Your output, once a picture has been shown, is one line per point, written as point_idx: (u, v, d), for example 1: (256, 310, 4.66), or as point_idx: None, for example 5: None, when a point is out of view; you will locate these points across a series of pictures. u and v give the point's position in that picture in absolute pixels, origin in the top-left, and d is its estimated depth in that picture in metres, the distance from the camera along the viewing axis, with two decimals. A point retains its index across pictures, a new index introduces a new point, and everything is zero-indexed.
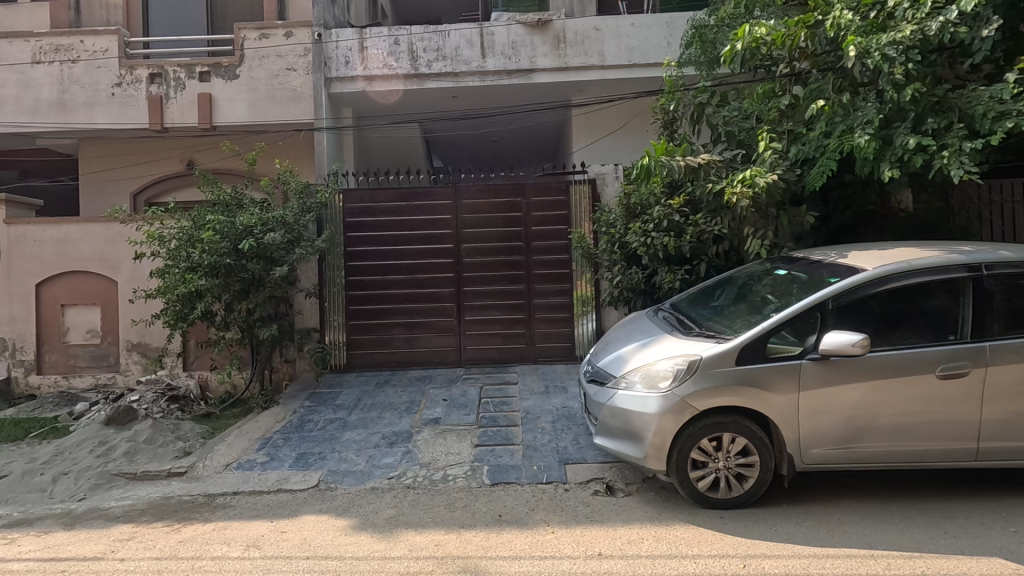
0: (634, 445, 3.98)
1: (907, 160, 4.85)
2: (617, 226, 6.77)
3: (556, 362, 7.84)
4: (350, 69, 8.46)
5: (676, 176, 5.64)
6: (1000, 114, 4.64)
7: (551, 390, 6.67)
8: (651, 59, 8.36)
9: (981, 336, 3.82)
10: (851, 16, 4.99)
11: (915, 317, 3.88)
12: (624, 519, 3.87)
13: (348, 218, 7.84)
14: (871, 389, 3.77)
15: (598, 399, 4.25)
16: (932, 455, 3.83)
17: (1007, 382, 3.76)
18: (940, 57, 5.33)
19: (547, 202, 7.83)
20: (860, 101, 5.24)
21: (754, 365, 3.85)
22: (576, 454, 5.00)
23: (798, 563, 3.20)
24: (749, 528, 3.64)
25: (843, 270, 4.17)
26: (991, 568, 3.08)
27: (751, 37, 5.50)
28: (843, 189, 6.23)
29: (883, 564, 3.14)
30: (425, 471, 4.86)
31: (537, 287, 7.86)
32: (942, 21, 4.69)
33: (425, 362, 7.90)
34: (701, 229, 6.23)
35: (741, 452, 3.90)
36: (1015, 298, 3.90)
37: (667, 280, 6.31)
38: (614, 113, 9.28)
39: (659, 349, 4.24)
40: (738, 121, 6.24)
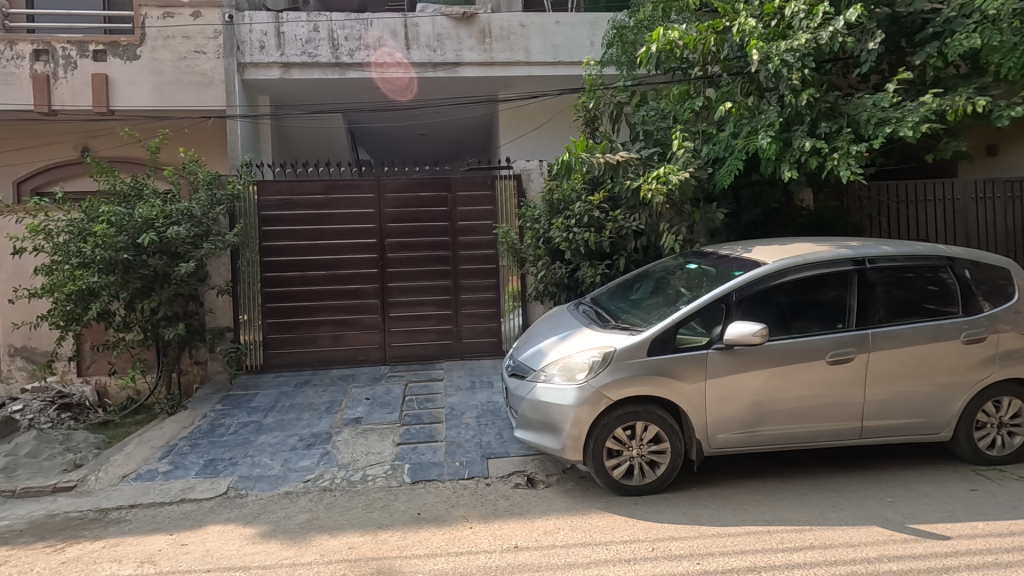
0: (553, 436, 4.05)
1: (804, 161, 5.21)
2: (541, 222, 6.88)
3: (483, 357, 7.84)
4: (266, 54, 8.06)
5: (596, 173, 5.80)
6: (881, 121, 5.05)
7: (477, 386, 6.67)
8: (575, 58, 8.50)
9: (866, 324, 4.15)
10: (754, 23, 5.30)
11: (809, 308, 4.17)
12: (543, 510, 3.92)
13: (265, 212, 7.48)
14: (771, 376, 4.01)
15: (519, 392, 4.29)
16: (824, 435, 4.12)
17: (886, 366, 4.11)
18: (834, 67, 5.75)
19: (473, 197, 7.80)
20: (764, 105, 5.56)
21: (665, 355, 4.00)
22: (499, 448, 5.02)
23: (702, 542, 3.36)
24: (660, 513, 3.78)
25: (747, 264, 4.41)
26: (870, 536, 3.35)
27: (664, 40, 5.71)
28: (750, 188, 6.60)
29: (777, 539, 3.36)
30: (344, 471, 4.72)
31: (464, 283, 7.83)
32: (832, 30, 5.02)
33: (349, 361, 7.69)
34: (620, 225, 6.43)
35: (654, 439, 4.04)
36: (895, 289, 4.26)
37: (589, 275, 6.45)
38: (539, 109, 9.37)
39: (577, 341, 4.32)
40: (655, 120, 6.50)
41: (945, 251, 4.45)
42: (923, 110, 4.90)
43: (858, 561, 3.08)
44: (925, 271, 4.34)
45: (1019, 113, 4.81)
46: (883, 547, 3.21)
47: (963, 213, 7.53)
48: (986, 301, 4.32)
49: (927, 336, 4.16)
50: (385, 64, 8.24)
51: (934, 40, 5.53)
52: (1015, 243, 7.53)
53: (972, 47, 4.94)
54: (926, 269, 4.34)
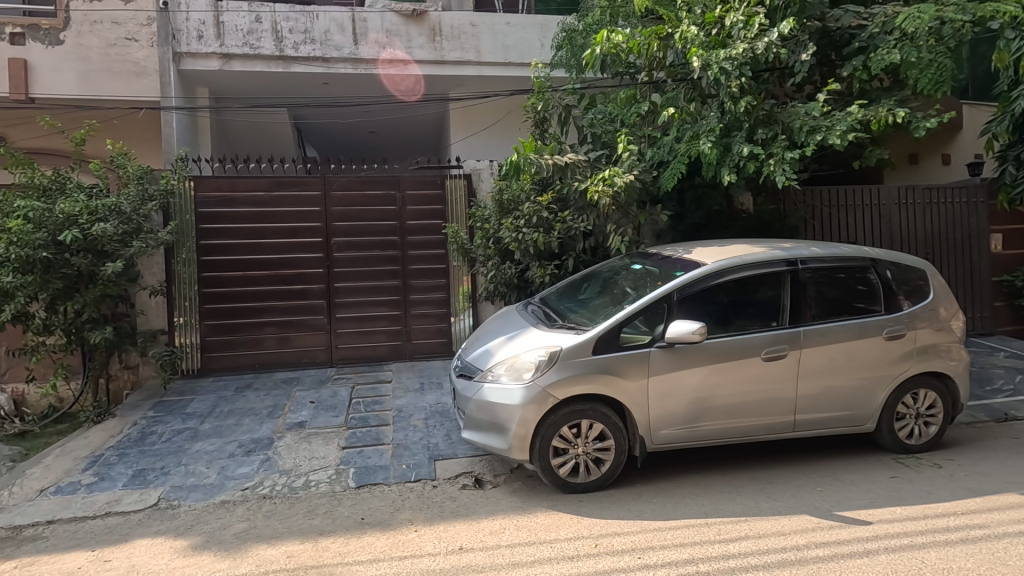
0: (499, 436, 4.05)
1: (742, 166, 5.41)
2: (491, 222, 6.88)
3: (433, 358, 7.76)
4: (204, 44, 7.73)
5: (545, 174, 5.86)
6: (813, 128, 5.30)
7: (427, 387, 6.60)
8: (525, 60, 8.55)
9: (798, 322, 4.35)
10: (695, 31, 5.47)
11: (746, 307, 4.34)
12: (489, 511, 3.91)
13: (203, 209, 7.16)
14: (710, 373, 4.14)
15: (466, 393, 4.27)
16: (760, 429, 4.29)
17: (817, 361, 4.31)
18: (771, 76, 6.01)
19: (422, 196, 7.72)
20: (705, 110, 5.76)
21: (610, 354, 4.07)
22: (447, 449, 4.98)
23: (644, 537, 3.43)
24: (605, 509, 3.84)
25: (689, 264, 4.54)
26: (800, 524, 3.51)
27: (609, 43, 5.84)
28: (694, 191, 6.83)
29: (715, 530, 3.47)
30: (286, 478, 4.56)
31: (413, 282, 7.73)
32: (767, 41, 5.23)
33: (294, 364, 7.45)
34: (569, 225, 6.49)
35: (599, 436, 4.10)
36: (825, 288, 4.49)
37: (539, 275, 6.51)
38: (490, 109, 9.37)
39: (524, 341, 4.34)
40: (603, 123, 6.62)
41: (870, 252, 4.72)
42: (850, 119, 5.16)
43: (788, 548, 3.22)
44: (852, 271, 4.59)
45: (935, 124, 5.13)
46: (811, 535, 3.37)
47: (888, 218, 8.01)
48: (906, 300, 4.60)
49: (854, 332, 4.39)
50: (391, 62, 8.21)
51: (860, 53, 5.86)
52: (934, 246, 8.04)
53: (893, 61, 5.27)
54: (853, 270, 4.59)
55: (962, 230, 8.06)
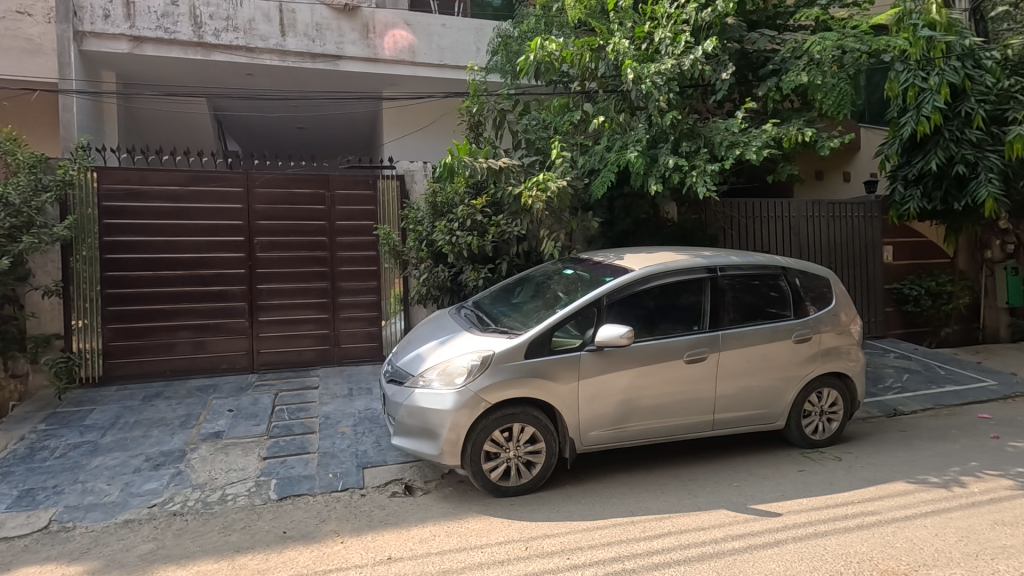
0: (430, 442, 4.00)
1: (668, 177, 5.65)
2: (424, 224, 6.80)
3: (362, 363, 7.54)
4: (112, 25, 7.12)
5: (479, 177, 5.87)
6: (732, 143, 5.62)
7: (356, 393, 6.40)
8: (460, 63, 8.53)
9: (718, 326, 4.59)
10: (626, 45, 5.68)
11: (670, 311, 4.53)
12: (420, 518, 3.84)
13: (108, 203, 6.60)
14: (637, 375, 4.27)
15: (396, 399, 4.19)
16: (683, 429, 4.48)
17: (734, 363, 4.57)
18: (695, 92, 6.34)
19: (353, 196, 7.50)
20: (634, 122, 6.00)
21: (541, 358, 4.12)
22: (376, 457, 4.85)
23: (573, 538, 3.49)
24: (535, 511, 3.87)
25: (618, 270, 4.68)
26: (718, 518, 3.70)
27: (543, 51, 5.95)
28: (623, 200, 7.08)
29: (640, 527, 3.59)
30: (199, 492, 4.27)
31: (342, 285, 7.48)
32: (694, 58, 5.50)
33: (211, 370, 7.01)
34: (502, 229, 6.49)
35: (530, 439, 4.13)
36: (742, 294, 4.77)
37: (472, 278, 6.48)
38: (424, 109, 9.27)
39: (457, 345, 4.31)
40: (536, 130, 6.71)
41: (782, 261, 5.05)
42: (765, 137, 5.50)
43: (708, 542, 3.38)
44: (766, 278, 4.90)
45: (837, 144, 5.59)
46: (728, 528, 3.56)
47: (797, 229, 8.64)
48: (812, 306, 4.96)
49: (767, 336, 4.68)
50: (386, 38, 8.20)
51: (773, 75, 6.31)
52: (836, 256, 8.75)
53: (801, 83, 5.70)
54: (766, 277, 4.90)
55: (860, 242, 8.83)
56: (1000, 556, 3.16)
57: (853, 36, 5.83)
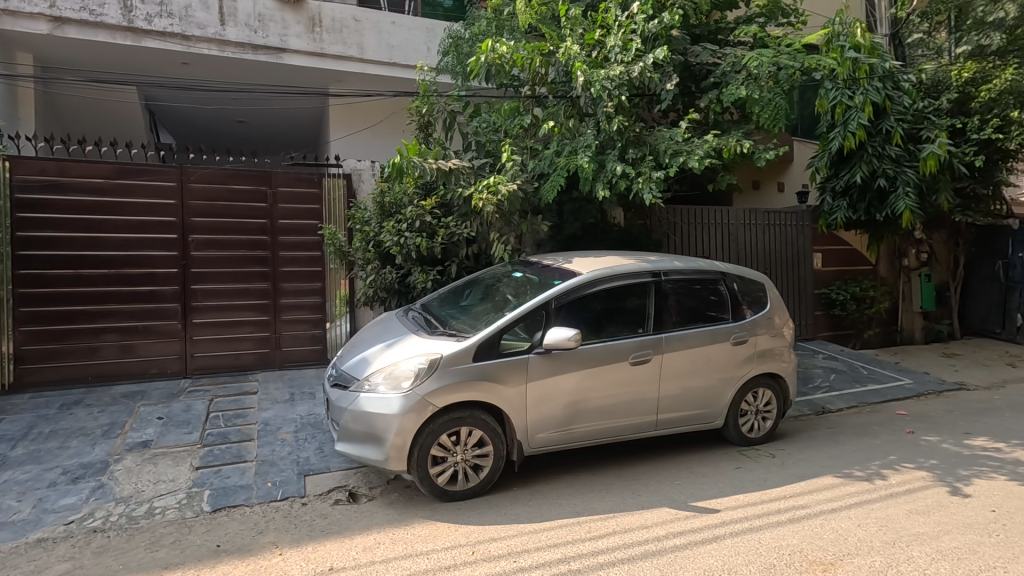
0: (376, 447, 3.92)
1: (615, 182, 5.78)
2: (372, 224, 6.70)
3: (305, 367, 7.29)
4: (29, 3, 6.60)
5: (429, 178, 5.82)
6: (676, 152, 5.80)
7: (298, 398, 6.18)
8: (410, 62, 8.43)
9: (661, 329, 4.72)
10: (576, 50, 5.78)
11: (616, 314, 4.63)
12: (364, 526, 3.75)
13: (22, 195, 6.11)
14: (584, 377, 4.33)
15: (341, 404, 4.08)
16: (628, 429, 4.57)
17: (677, 365, 4.71)
18: (642, 101, 6.52)
19: (296, 194, 7.25)
20: (582, 128, 6.11)
21: (489, 360, 4.11)
22: (319, 464, 4.69)
23: (519, 540, 3.49)
24: (483, 515, 3.85)
25: (566, 274, 4.75)
26: (660, 516, 3.80)
27: (494, 53, 5.96)
28: (571, 204, 7.18)
29: (585, 528, 3.64)
30: (124, 506, 3.99)
31: (284, 286, 7.21)
32: (642, 65, 5.66)
33: (139, 375, 6.60)
34: (452, 231, 6.42)
35: (477, 443, 4.11)
36: (684, 298, 4.93)
37: (420, 280, 6.39)
38: (373, 107, 9.10)
39: (404, 348, 4.24)
40: (487, 132, 6.74)
41: (722, 267, 5.26)
42: (707, 146, 5.70)
43: (650, 540, 3.46)
44: (706, 283, 5.09)
45: (773, 156, 5.87)
46: (670, 525, 3.66)
47: (735, 236, 9.03)
48: (749, 309, 5.18)
49: (707, 338, 4.86)
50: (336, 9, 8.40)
51: (715, 88, 6.57)
52: (771, 262, 9.20)
53: (741, 96, 5.96)
54: (707, 282, 5.09)
55: (792, 249, 9.32)
56: (914, 543, 3.39)
57: (787, 54, 6.15)
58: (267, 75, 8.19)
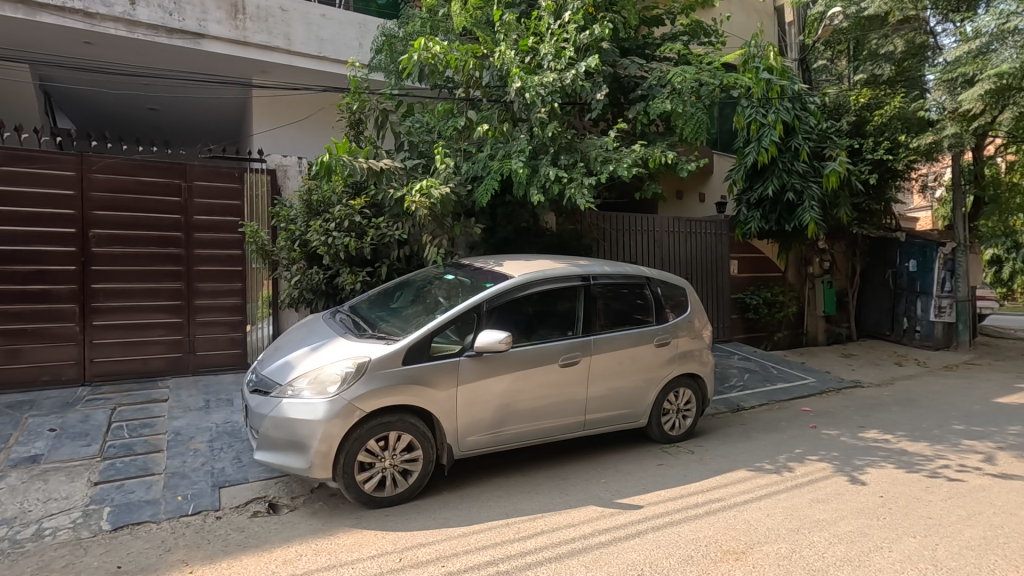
0: (298, 455, 3.76)
1: (548, 187, 5.87)
2: (297, 223, 6.45)
3: (222, 372, 6.88)
4: None
5: (359, 177, 5.68)
6: (606, 159, 5.97)
7: (213, 405, 5.82)
8: (341, 57, 8.20)
9: (590, 331, 4.84)
10: (511, 55, 5.85)
11: (547, 317, 4.71)
12: (284, 538, 3.58)
13: None
14: (515, 380, 4.36)
15: (261, 410, 3.89)
16: (558, 430, 4.65)
17: (605, 366, 4.85)
18: (574, 109, 6.70)
19: (214, 189, 6.86)
20: (515, 132, 6.18)
21: (420, 364, 4.05)
22: (235, 474, 4.44)
23: (448, 545, 3.45)
24: (411, 520, 3.78)
25: (498, 277, 4.78)
26: (587, 514, 3.89)
27: (427, 52, 5.91)
28: (504, 207, 7.24)
29: (514, 529, 3.66)
30: (6, 529, 3.60)
31: (199, 286, 6.77)
32: (574, 73, 5.79)
33: (28, 383, 5.98)
34: (382, 232, 6.27)
35: (406, 447, 4.03)
36: (612, 301, 5.09)
37: (349, 281, 6.20)
38: (301, 101, 8.76)
39: (330, 351, 4.11)
40: (420, 133, 6.65)
41: (647, 272, 5.47)
42: (634, 155, 5.91)
43: (577, 538, 3.54)
44: (633, 287, 5.28)
45: (694, 167, 6.18)
46: (596, 523, 3.75)
47: (660, 242, 9.43)
48: (672, 312, 5.42)
49: (633, 341, 5.03)
50: None
51: (642, 100, 6.85)
52: (692, 268, 9.68)
53: (666, 110, 6.25)
54: (633, 286, 5.28)
55: (712, 255, 9.86)
56: (815, 529, 3.67)
57: (708, 71, 6.49)
58: (183, 61, 7.69)
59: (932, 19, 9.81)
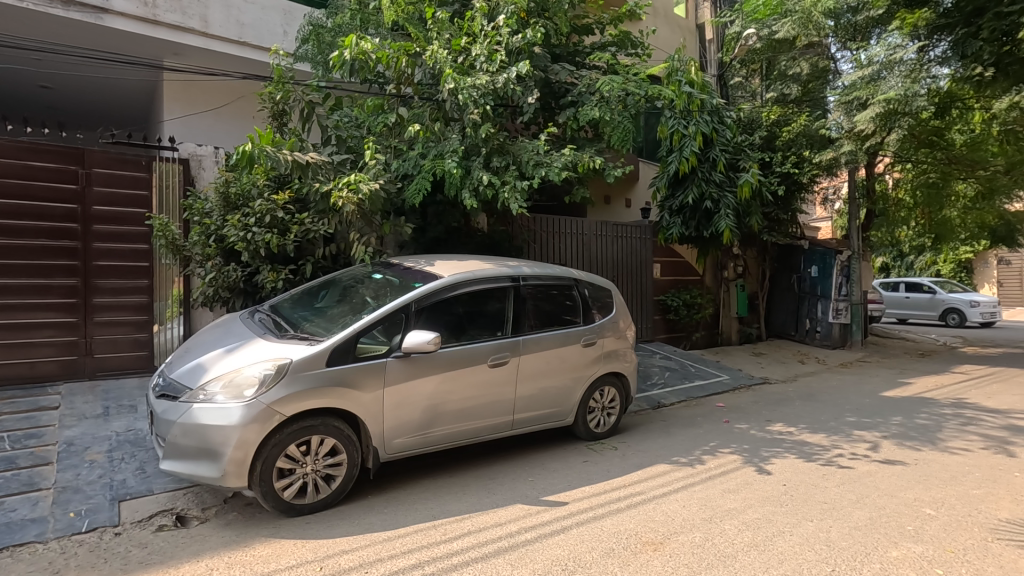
0: (210, 463, 3.55)
1: (481, 190, 5.85)
2: (213, 217, 6.07)
3: (125, 375, 6.36)
4: None
5: (282, 170, 5.40)
6: (538, 163, 6.05)
7: (114, 412, 5.37)
8: (263, 44, 7.83)
9: (519, 332, 4.88)
10: (443, 54, 5.81)
11: (476, 318, 4.71)
12: (194, 552, 3.36)
13: None
14: (443, 380, 4.33)
15: (169, 416, 3.63)
16: (486, 431, 4.65)
17: (533, 366, 4.91)
18: (506, 112, 6.76)
19: (116, 176, 6.36)
20: (447, 132, 6.14)
21: (344, 366, 3.93)
22: (138, 487, 4.11)
23: (373, 550, 3.37)
24: (333, 527, 3.66)
25: (427, 277, 4.73)
26: (514, 513, 3.93)
27: (358, 49, 5.72)
28: (434, 207, 7.20)
29: (441, 531, 3.64)
30: None
31: (98, 282, 6.23)
32: (507, 77, 5.83)
33: None
34: (306, 228, 6.03)
35: (330, 452, 3.90)
36: (541, 302, 5.17)
37: (270, 280, 5.91)
38: (218, 88, 8.27)
39: (247, 353, 3.90)
40: (349, 127, 6.47)
41: (575, 274, 5.59)
42: (565, 160, 6.03)
43: (504, 537, 3.57)
44: (561, 288, 5.39)
45: (621, 173, 6.40)
46: (522, 521, 3.80)
47: (588, 245, 9.69)
48: (598, 314, 5.58)
49: (560, 341, 5.13)
50: None
51: (572, 106, 7.02)
52: (619, 270, 10.01)
53: (594, 117, 6.43)
54: (561, 287, 5.39)
55: (636, 258, 10.24)
56: (726, 517, 3.90)
57: (634, 82, 6.72)
58: (82, 37, 7.04)
59: (833, 46, 10.71)
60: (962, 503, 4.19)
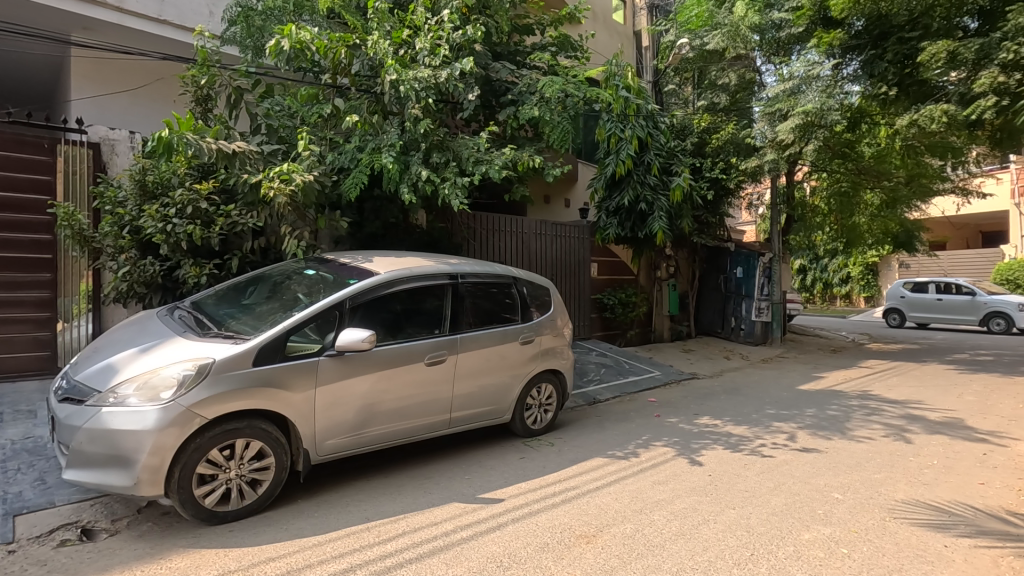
0: (120, 471, 3.30)
1: (420, 185, 5.77)
2: (127, 207, 5.65)
3: (22, 377, 5.86)
4: None
5: (205, 159, 5.12)
6: (478, 160, 6.03)
7: (9, 418, 4.89)
8: (185, 23, 7.35)
9: (457, 330, 4.85)
10: (384, 45, 5.71)
11: (413, 315, 4.64)
12: (101, 567, 3.11)
13: None
14: (378, 379, 4.23)
15: (73, 422, 3.35)
16: (423, 429, 4.59)
17: (471, 364, 4.89)
18: (446, 107, 6.71)
19: (13, 160, 5.88)
20: (386, 126, 6.01)
21: (272, 365, 3.76)
22: (37, 499, 3.76)
23: (301, 556, 3.24)
24: (259, 534, 3.49)
25: (362, 274, 4.61)
26: (449, 512, 3.90)
27: (296, 38, 5.54)
28: (372, 202, 7.06)
29: (374, 533, 3.55)
30: None
31: None
32: (449, 73, 5.75)
33: None
34: (233, 221, 5.65)
35: (256, 455, 3.73)
36: (479, 299, 5.16)
37: (192, 274, 5.55)
38: (134, 68, 7.69)
39: (164, 352, 3.66)
40: (280, 117, 6.17)
41: (514, 272, 5.62)
42: (505, 158, 6.03)
43: (439, 536, 3.53)
44: (499, 286, 5.40)
45: (560, 172, 6.50)
46: (458, 519, 3.78)
47: (527, 243, 9.78)
48: (536, 311, 5.64)
49: (498, 339, 5.14)
50: None
51: (512, 105, 7.06)
52: (557, 269, 10.15)
53: (534, 116, 6.50)
54: (500, 285, 5.41)
55: (574, 257, 10.42)
56: (655, 508, 4.05)
57: (574, 83, 6.81)
58: None
59: (758, 59, 11.31)
60: (865, 487, 4.56)
